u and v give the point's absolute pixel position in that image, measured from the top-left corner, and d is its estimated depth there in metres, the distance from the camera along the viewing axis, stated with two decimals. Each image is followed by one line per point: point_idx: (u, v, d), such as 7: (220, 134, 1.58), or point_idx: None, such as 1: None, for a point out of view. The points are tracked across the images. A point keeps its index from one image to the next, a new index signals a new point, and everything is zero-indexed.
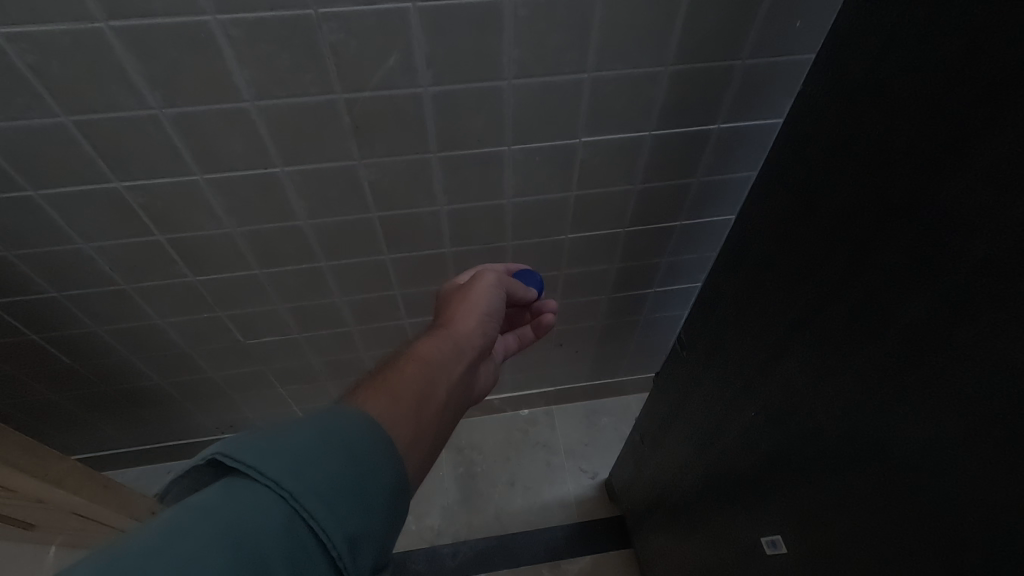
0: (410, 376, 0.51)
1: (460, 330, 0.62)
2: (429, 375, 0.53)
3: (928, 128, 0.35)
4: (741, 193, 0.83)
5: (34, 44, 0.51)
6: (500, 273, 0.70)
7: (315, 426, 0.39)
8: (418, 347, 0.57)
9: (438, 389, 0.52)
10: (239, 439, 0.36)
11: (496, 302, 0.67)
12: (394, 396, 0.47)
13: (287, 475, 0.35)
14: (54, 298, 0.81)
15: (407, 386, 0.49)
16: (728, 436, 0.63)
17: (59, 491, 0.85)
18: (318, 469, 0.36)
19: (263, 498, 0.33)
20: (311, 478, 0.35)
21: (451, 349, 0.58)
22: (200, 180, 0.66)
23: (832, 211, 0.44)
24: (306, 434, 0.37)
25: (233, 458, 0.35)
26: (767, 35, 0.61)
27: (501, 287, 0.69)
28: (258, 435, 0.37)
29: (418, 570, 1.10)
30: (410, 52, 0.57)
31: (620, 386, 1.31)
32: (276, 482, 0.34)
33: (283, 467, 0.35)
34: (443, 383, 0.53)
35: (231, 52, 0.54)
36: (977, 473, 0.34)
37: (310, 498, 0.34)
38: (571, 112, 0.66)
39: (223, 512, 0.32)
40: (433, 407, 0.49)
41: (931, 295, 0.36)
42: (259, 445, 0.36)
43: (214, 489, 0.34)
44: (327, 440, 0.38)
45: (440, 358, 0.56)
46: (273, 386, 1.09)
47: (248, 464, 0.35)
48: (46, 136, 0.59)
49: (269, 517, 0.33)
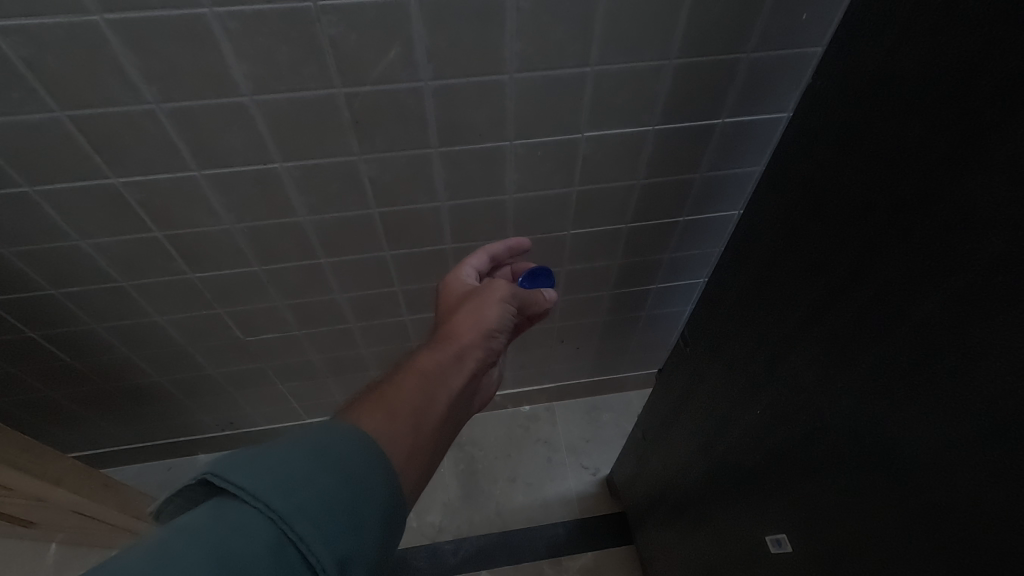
0: (408, 391, 0.50)
1: (465, 339, 0.60)
2: (429, 389, 0.52)
3: (941, 123, 0.35)
4: (744, 188, 0.82)
5: (28, 38, 0.51)
6: (511, 287, 0.66)
7: (306, 446, 0.40)
8: (418, 360, 0.56)
9: (438, 401, 0.52)
10: (228, 458, 0.37)
11: (507, 316, 0.64)
12: (391, 413, 0.47)
13: (278, 497, 0.35)
14: (52, 296, 0.80)
15: (406, 402, 0.49)
16: (732, 433, 0.62)
17: (59, 489, 0.84)
18: (307, 489, 0.36)
19: (252, 520, 0.34)
20: (300, 498, 0.36)
21: (453, 360, 0.57)
22: (198, 176, 0.66)
23: (841, 207, 0.43)
24: (295, 455, 0.38)
25: (224, 479, 0.36)
26: (773, 28, 0.60)
27: (512, 299, 0.66)
28: (246, 454, 0.37)
29: (418, 566, 1.10)
30: (410, 46, 0.56)
31: (621, 382, 1.30)
32: (264, 503, 0.35)
33: (272, 489, 0.36)
34: (443, 395, 0.53)
35: (229, 46, 0.53)
36: (987, 475, 0.33)
37: (298, 519, 0.35)
38: (574, 107, 0.65)
39: (212, 533, 0.33)
40: (431, 423, 0.49)
41: (945, 293, 0.35)
42: (249, 464, 0.37)
43: (204, 509, 0.35)
44: (317, 460, 0.39)
45: (439, 369, 0.55)
46: (273, 383, 1.08)
47: (237, 485, 0.35)
48: (40, 131, 0.58)
49: (258, 537, 0.33)
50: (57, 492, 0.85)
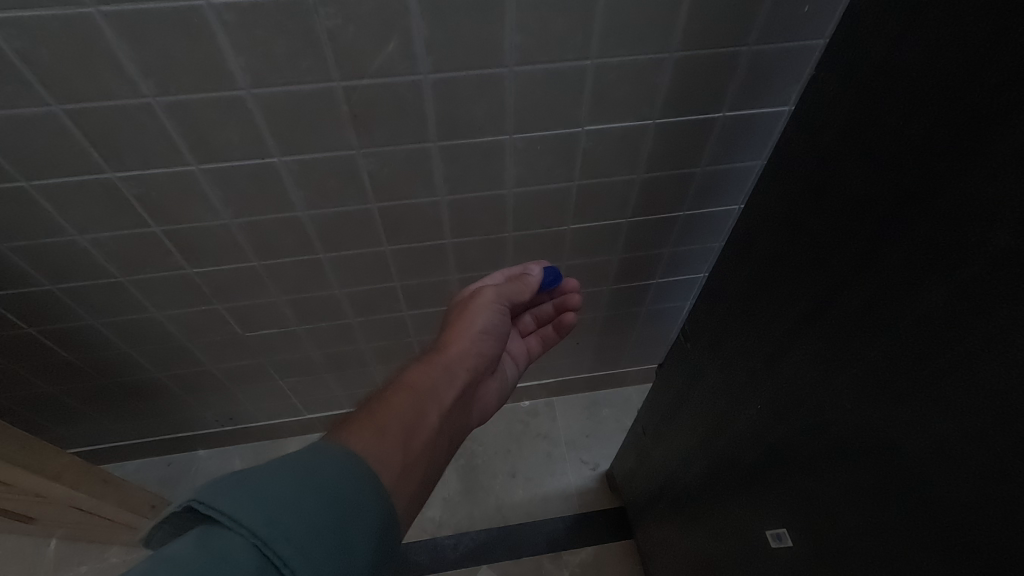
0: (398, 408, 0.53)
1: (456, 350, 0.66)
2: (419, 401, 0.55)
3: (949, 113, 0.34)
4: (745, 183, 0.81)
5: (22, 29, 0.50)
6: (500, 287, 0.72)
7: (291, 467, 0.40)
8: (409, 375, 0.59)
9: (430, 415, 0.55)
10: (213, 485, 0.37)
11: (494, 317, 0.70)
12: (380, 430, 0.48)
13: (263, 522, 0.35)
14: (50, 291, 0.80)
15: (396, 419, 0.51)
16: (732, 428, 0.62)
17: (58, 485, 0.85)
18: (294, 513, 0.37)
19: (237, 547, 0.34)
20: (287, 522, 0.36)
21: (441, 372, 0.61)
22: (196, 171, 0.65)
23: (843, 200, 0.43)
24: (285, 477, 0.39)
25: (209, 505, 0.35)
26: (775, 20, 0.60)
27: (500, 299, 0.71)
28: (233, 480, 0.37)
29: (418, 561, 1.11)
30: (408, 39, 0.55)
31: (621, 377, 1.30)
32: (249, 529, 0.35)
33: (258, 514, 0.35)
34: (434, 405, 0.57)
35: (226, 39, 0.53)
36: (990, 468, 0.33)
37: (284, 545, 0.35)
38: (575, 100, 0.65)
39: (197, 562, 0.33)
40: (421, 438, 0.51)
41: (949, 287, 0.35)
42: (233, 491, 0.36)
43: (187, 537, 0.34)
44: (302, 482, 0.39)
45: (431, 381, 0.59)
46: (273, 378, 1.08)
47: (223, 512, 0.35)
48: (34, 126, 0.58)
49: (242, 564, 0.33)
50: (55, 487, 0.84)
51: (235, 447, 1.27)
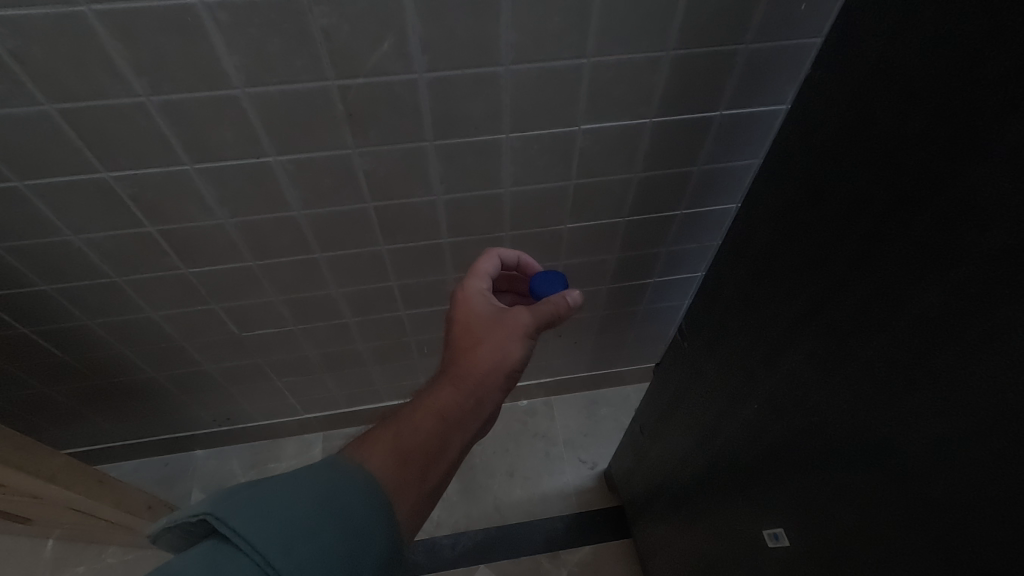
0: (422, 439, 0.49)
1: (489, 380, 0.56)
2: (446, 432, 0.51)
3: (947, 112, 0.34)
4: (742, 180, 0.81)
5: (13, 28, 0.50)
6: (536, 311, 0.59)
7: (308, 487, 0.41)
8: (434, 398, 0.53)
9: (450, 448, 0.51)
10: (233, 502, 0.38)
11: (528, 348, 0.59)
12: (402, 455, 0.47)
13: (278, 552, 0.37)
14: (44, 291, 0.79)
15: (419, 450, 0.49)
16: (730, 427, 0.62)
17: (54, 487, 0.84)
18: (307, 544, 0.38)
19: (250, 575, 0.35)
20: (300, 553, 0.37)
21: (473, 402, 0.54)
22: (190, 170, 0.65)
23: (841, 198, 0.42)
24: (302, 499, 0.40)
25: (227, 525, 0.37)
26: (770, 19, 0.60)
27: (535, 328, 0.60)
28: (251, 499, 0.39)
29: (416, 560, 1.11)
30: (403, 37, 0.55)
31: (619, 376, 1.30)
32: (263, 558, 0.36)
33: (273, 541, 0.37)
34: (461, 435, 0.52)
35: (220, 38, 0.53)
36: (988, 467, 0.33)
37: None
38: (571, 99, 0.64)
39: None
40: (440, 469, 0.50)
41: (944, 286, 0.34)
42: (249, 512, 0.38)
43: (201, 551, 0.36)
44: (317, 504, 0.40)
45: (461, 409, 0.53)
46: (271, 378, 1.08)
47: (240, 534, 0.37)
48: (26, 125, 0.57)
49: None
50: (51, 488, 0.84)
51: (233, 447, 1.27)
